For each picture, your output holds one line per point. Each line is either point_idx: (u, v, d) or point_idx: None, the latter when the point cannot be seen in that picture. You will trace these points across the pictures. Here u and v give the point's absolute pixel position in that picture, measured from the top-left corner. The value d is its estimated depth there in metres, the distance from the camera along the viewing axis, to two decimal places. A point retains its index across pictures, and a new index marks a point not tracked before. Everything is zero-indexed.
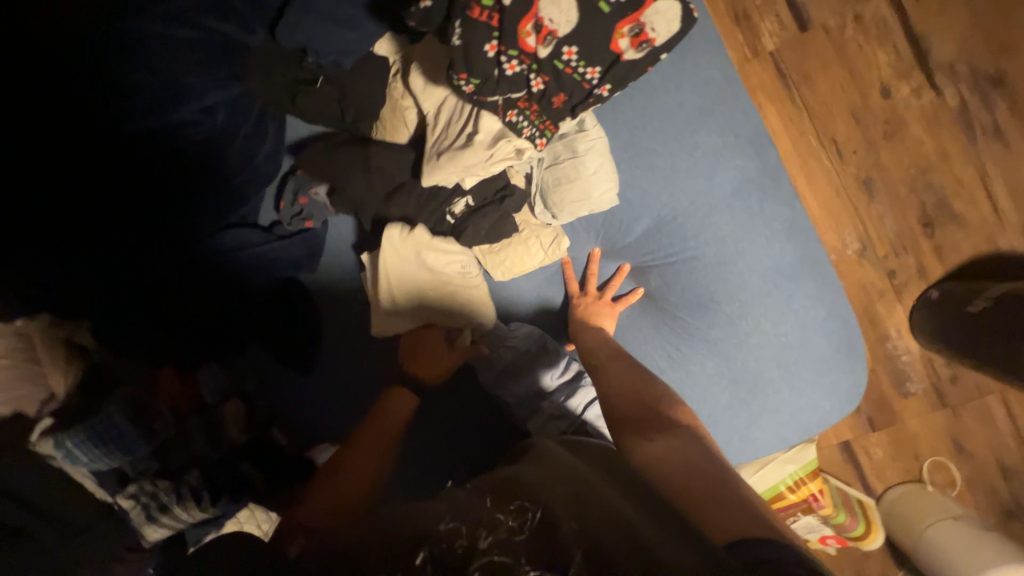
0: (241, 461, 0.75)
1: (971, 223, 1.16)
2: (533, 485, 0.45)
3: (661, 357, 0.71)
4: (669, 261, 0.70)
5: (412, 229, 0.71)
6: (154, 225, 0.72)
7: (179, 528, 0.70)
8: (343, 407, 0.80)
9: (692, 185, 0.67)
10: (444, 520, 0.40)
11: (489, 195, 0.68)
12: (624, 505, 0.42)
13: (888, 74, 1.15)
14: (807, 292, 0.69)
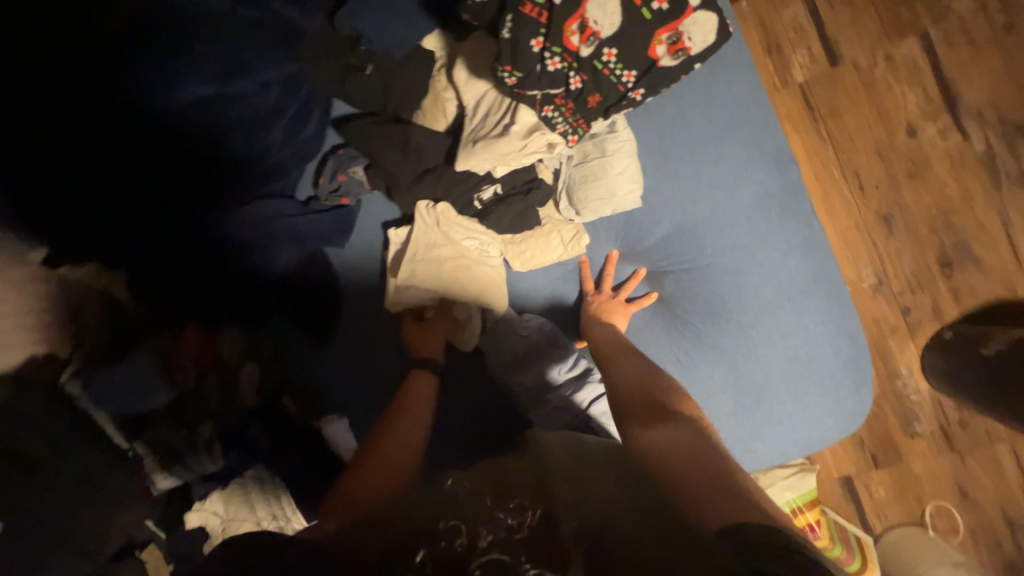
0: (253, 420, 0.80)
1: (991, 268, 1.15)
2: (529, 485, 0.47)
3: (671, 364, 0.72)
4: (684, 267, 0.72)
5: (437, 207, 0.74)
6: (201, 187, 0.76)
7: (191, 478, 0.75)
8: (355, 381, 0.83)
9: (712, 194, 0.70)
10: (447, 514, 0.42)
11: (517, 186, 0.73)
12: (621, 502, 0.44)
13: (915, 113, 1.16)
14: (817, 308, 0.70)
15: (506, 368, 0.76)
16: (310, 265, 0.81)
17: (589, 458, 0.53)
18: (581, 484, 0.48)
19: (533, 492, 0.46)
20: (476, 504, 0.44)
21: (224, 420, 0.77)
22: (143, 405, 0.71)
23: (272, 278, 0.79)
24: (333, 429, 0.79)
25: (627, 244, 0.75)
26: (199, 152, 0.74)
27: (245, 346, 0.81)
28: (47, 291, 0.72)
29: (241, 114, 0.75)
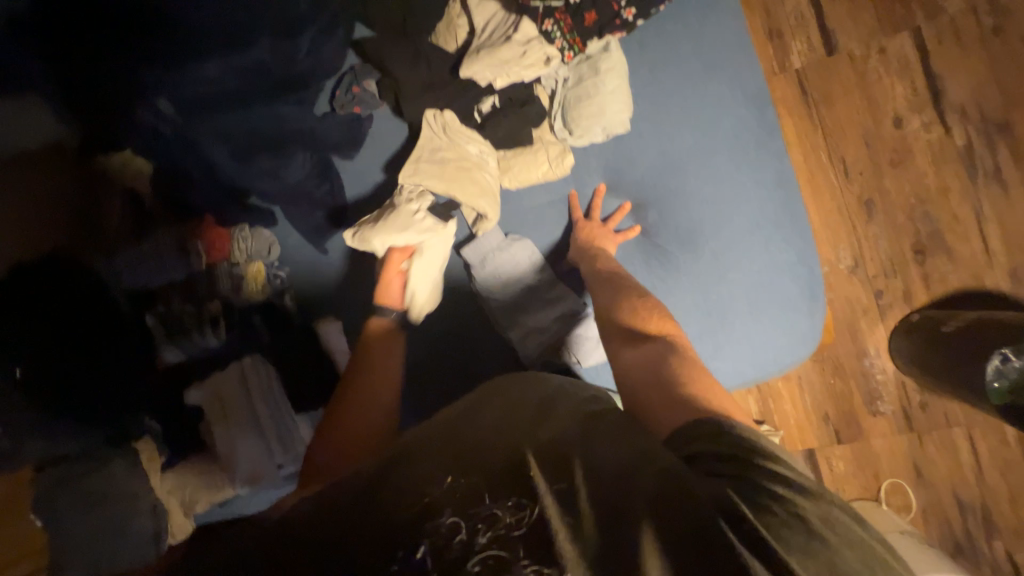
0: (253, 310, 0.87)
1: (960, 257, 1.23)
2: (525, 470, 0.47)
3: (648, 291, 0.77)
4: (665, 196, 0.77)
5: (442, 113, 0.77)
6: (232, 83, 0.82)
7: (191, 354, 0.86)
8: (352, 288, 0.89)
9: (695, 125, 0.76)
10: (447, 510, 0.45)
11: (515, 102, 0.78)
12: (606, 482, 0.47)
13: (902, 105, 1.23)
14: (782, 236, 0.75)
15: (496, 288, 0.80)
16: (320, 172, 0.87)
17: (570, 417, 0.53)
18: (567, 453, 0.49)
19: (520, 476, 0.46)
20: (472, 495, 0.46)
21: (227, 304, 0.86)
22: (162, 279, 0.84)
23: (283, 182, 0.85)
24: (328, 329, 0.87)
25: (616, 172, 0.79)
26: (229, 52, 0.81)
27: (253, 246, 0.87)
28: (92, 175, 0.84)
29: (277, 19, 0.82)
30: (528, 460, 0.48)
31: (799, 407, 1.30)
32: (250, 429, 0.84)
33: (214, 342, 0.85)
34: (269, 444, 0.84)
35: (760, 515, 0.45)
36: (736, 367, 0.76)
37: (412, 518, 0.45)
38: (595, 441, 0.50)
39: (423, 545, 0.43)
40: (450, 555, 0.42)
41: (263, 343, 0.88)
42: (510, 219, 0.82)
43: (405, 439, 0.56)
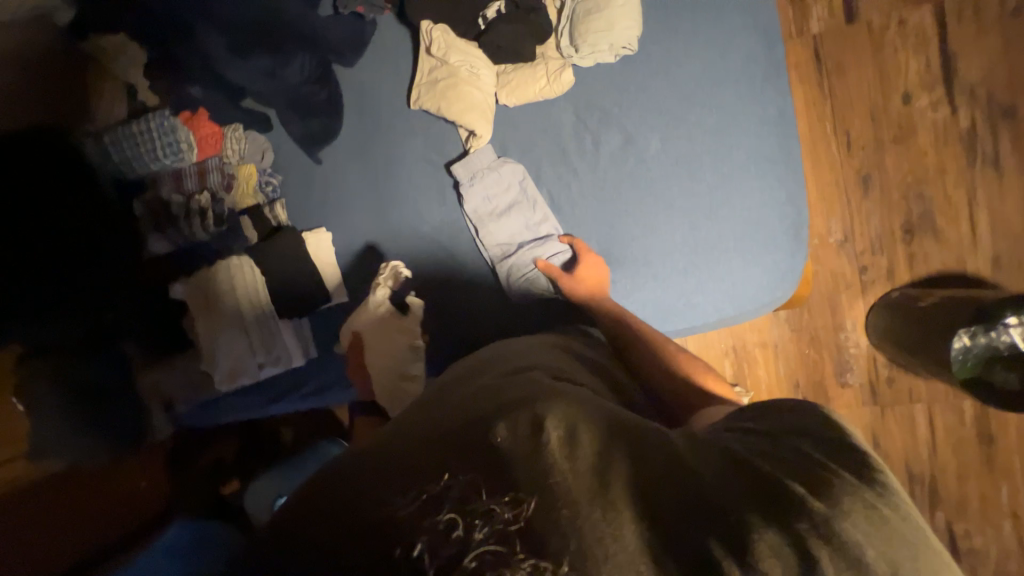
0: (243, 211, 0.87)
1: (946, 239, 1.25)
2: (524, 464, 0.44)
3: (639, 227, 0.75)
4: (666, 124, 0.74)
5: (437, 25, 0.76)
6: None
7: (180, 244, 0.86)
8: (340, 199, 0.88)
9: (703, 53, 0.73)
10: (443, 507, 0.42)
11: (522, 9, 0.73)
12: (605, 471, 0.45)
13: (914, 82, 1.22)
14: (777, 175, 0.73)
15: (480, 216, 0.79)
16: (319, 74, 0.85)
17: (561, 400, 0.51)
18: (558, 440, 0.46)
19: (515, 467, 0.44)
20: (469, 491, 0.43)
21: (215, 199, 0.84)
22: (152, 168, 0.84)
23: (280, 82, 0.83)
24: (318, 239, 0.87)
25: (621, 94, 0.75)
26: None
27: (248, 148, 0.87)
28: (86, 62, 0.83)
29: None
30: (521, 452, 0.45)
31: (772, 374, 1.33)
32: (233, 333, 0.86)
33: (201, 234, 0.84)
34: (253, 350, 0.87)
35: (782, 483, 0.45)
36: (718, 306, 0.75)
37: (406, 516, 0.42)
38: (590, 428, 0.48)
39: (418, 541, 0.41)
40: (446, 553, 0.40)
41: (249, 246, 0.87)
42: (509, 136, 0.79)
43: (396, 428, 0.54)
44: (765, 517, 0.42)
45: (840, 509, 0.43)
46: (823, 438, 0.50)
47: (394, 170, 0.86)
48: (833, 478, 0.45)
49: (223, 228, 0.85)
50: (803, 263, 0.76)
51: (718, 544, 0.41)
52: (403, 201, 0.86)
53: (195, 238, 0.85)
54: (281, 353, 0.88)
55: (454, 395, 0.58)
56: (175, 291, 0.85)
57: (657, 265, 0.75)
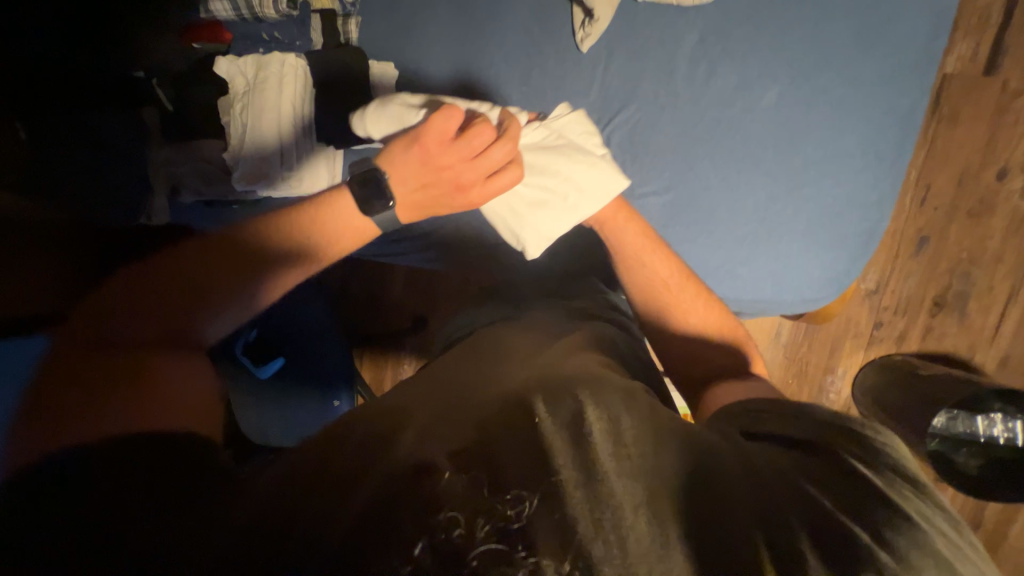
0: (315, 11, 0.79)
1: (968, 325, 1.24)
2: (547, 456, 0.37)
3: (717, 181, 0.71)
4: (791, 81, 0.68)
5: None
6: None
7: (239, 13, 0.78)
8: (417, 35, 0.79)
9: (861, 19, 0.67)
10: (441, 502, 0.34)
11: None
12: (641, 482, 0.37)
13: (1016, 161, 1.17)
14: (875, 174, 0.70)
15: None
16: None
17: (595, 393, 0.45)
18: (600, 433, 0.39)
19: (540, 455, 0.37)
20: (475, 482, 0.35)
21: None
22: None
23: None
24: (383, 74, 0.79)
25: (756, 30, 0.68)
26: None
27: None
28: None
29: None
30: (553, 436, 0.39)
31: None
32: (279, 116, 0.78)
33: (271, 14, 0.77)
34: (280, 135, 0.79)
35: (827, 505, 0.38)
36: (759, 284, 0.73)
37: (404, 507, 0.34)
38: (632, 429, 0.41)
39: (418, 546, 0.32)
40: (449, 545, 0.32)
41: (311, 51, 0.79)
42: (623, 35, 0.72)
43: (410, 401, 0.47)
44: (815, 542, 0.35)
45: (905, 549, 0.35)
46: (878, 456, 0.42)
47: (482, 24, 0.77)
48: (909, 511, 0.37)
49: (294, 15, 0.79)
50: (856, 274, 0.74)
51: (770, 558, 0.34)
52: (482, 61, 0.77)
53: (261, 17, 0.78)
54: (307, 173, 0.80)
55: (479, 376, 0.51)
56: (219, 67, 0.78)
57: (718, 223, 0.71)
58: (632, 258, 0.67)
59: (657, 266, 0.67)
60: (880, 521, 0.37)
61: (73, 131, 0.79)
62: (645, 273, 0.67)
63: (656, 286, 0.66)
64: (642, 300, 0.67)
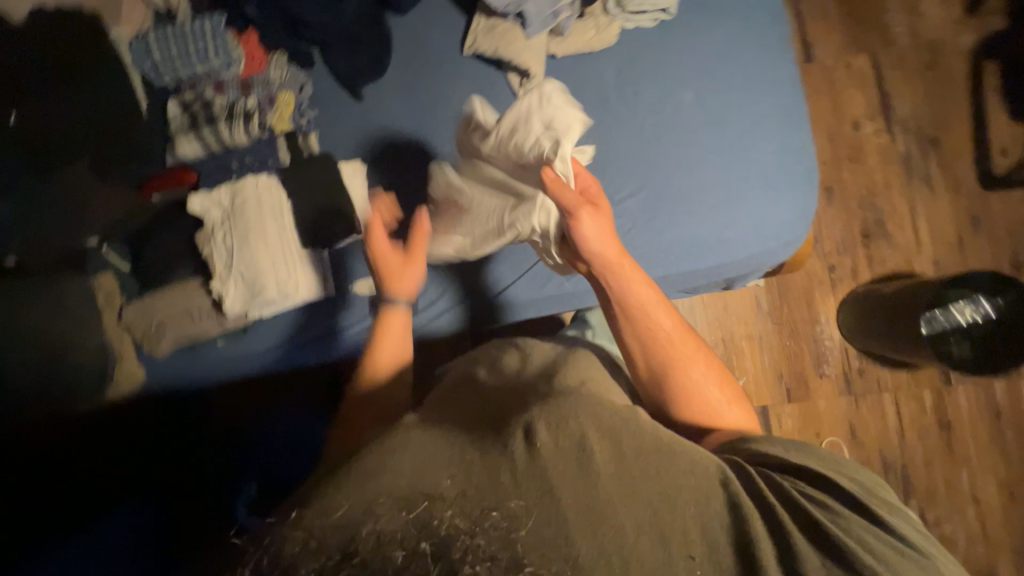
0: (279, 134, 0.85)
1: (898, 244, 1.43)
2: (547, 469, 0.42)
3: (676, 170, 0.81)
4: (699, 79, 0.82)
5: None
6: None
7: (207, 148, 0.82)
8: (377, 133, 0.88)
9: (729, 21, 0.82)
10: (436, 524, 0.36)
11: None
12: (634, 507, 0.42)
13: (861, 113, 1.45)
14: (797, 124, 0.81)
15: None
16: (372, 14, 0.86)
17: (609, 421, 0.47)
18: (598, 442, 0.45)
19: (542, 482, 0.41)
20: (479, 501, 0.39)
21: (257, 110, 0.82)
22: (192, 70, 0.80)
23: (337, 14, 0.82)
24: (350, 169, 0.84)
25: (656, 51, 0.82)
26: None
27: (287, 78, 0.86)
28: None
29: None
30: (556, 469, 0.42)
31: (757, 363, 1.44)
32: (259, 234, 0.79)
33: (241, 140, 0.81)
34: (264, 252, 0.79)
35: (798, 497, 0.48)
36: (745, 240, 0.81)
37: (406, 520, 0.36)
38: (632, 443, 0.46)
39: (423, 543, 0.34)
40: (453, 545, 0.35)
41: (281, 166, 0.83)
42: (556, 84, 0.84)
43: (430, 428, 0.50)
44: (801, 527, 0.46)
45: (868, 533, 0.46)
46: (851, 474, 0.54)
47: (435, 107, 0.88)
48: (876, 515, 0.48)
49: (263, 137, 0.83)
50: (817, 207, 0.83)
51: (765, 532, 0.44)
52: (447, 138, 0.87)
53: (231, 146, 0.82)
54: (301, 279, 0.81)
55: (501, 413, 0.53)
56: (192, 205, 0.79)
57: (690, 202, 0.81)
58: (638, 309, 0.71)
59: (658, 318, 0.71)
60: (846, 515, 0.48)
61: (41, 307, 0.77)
62: (647, 320, 0.70)
63: (659, 337, 0.70)
64: (648, 352, 0.70)
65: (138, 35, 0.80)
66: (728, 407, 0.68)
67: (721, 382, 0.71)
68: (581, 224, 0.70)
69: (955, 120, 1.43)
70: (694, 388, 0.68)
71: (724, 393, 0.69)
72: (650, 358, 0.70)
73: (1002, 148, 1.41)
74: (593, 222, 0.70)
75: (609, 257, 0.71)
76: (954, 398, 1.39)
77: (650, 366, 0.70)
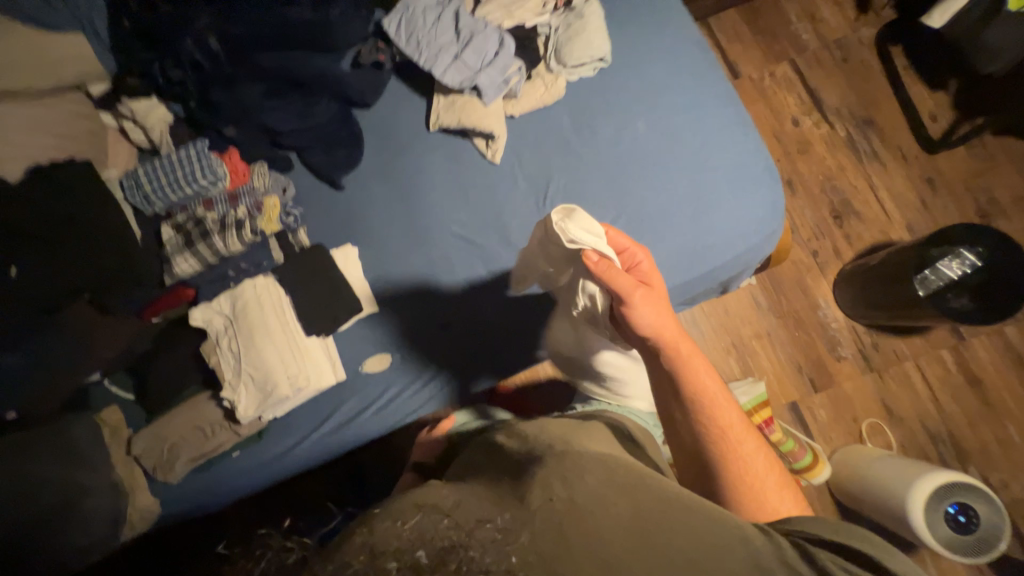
0: (271, 235, 0.89)
1: (868, 218, 1.49)
2: (568, 503, 0.44)
3: (647, 192, 0.86)
4: (647, 110, 0.89)
5: (450, 71, 0.85)
6: (260, 24, 0.86)
7: (204, 263, 0.84)
8: (362, 217, 0.93)
9: (660, 57, 0.91)
10: (432, 539, 0.37)
11: (530, 63, 0.90)
12: (651, 559, 0.39)
13: (796, 111, 1.58)
14: (745, 129, 0.87)
15: (428, 54, 0.86)
16: (341, 112, 0.93)
17: (628, 474, 0.50)
18: (617, 493, 0.46)
19: (544, 519, 0.41)
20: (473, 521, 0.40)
21: (246, 216, 0.86)
22: (182, 194, 0.84)
23: (311, 121, 0.91)
24: (346, 253, 0.89)
25: (603, 94, 0.90)
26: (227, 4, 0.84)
27: (271, 183, 0.91)
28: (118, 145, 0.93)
29: None
30: (569, 515, 0.42)
31: (774, 360, 1.44)
32: (263, 342, 0.79)
33: (235, 248, 0.84)
34: (270, 356, 0.79)
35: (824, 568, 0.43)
36: (728, 243, 0.84)
37: (404, 528, 0.38)
38: (645, 496, 0.46)
39: (419, 553, 0.35)
40: (438, 544, 0.36)
41: (276, 265, 0.87)
42: (519, 141, 0.91)
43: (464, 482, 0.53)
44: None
45: None
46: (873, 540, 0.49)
47: (412, 183, 0.93)
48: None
49: (257, 240, 0.86)
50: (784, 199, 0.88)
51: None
52: (428, 207, 0.92)
53: (227, 255, 0.84)
54: (310, 370, 0.81)
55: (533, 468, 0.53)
56: (194, 319, 0.80)
57: (667, 218, 0.85)
58: (706, 401, 0.66)
59: (722, 412, 0.66)
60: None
61: (56, 452, 0.77)
62: (710, 416, 0.66)
63: (721, 430, 0.66)
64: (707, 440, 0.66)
65: (128, 173, 0.85)
66: (782, 495, 0.65)
67: (773, 467, 0.67)
68: (636, 309, 0.65)
69: (882, 100, 1.55)
70: (746, 472, 0.65)
71: (776, 479, 0.65)
72: (708, 446, 0.66)
73: (932, 114, 1.52)
74: (647, 306, 0.66)
75: (667, 337, 0.66)
76: (972, 352, 1.39)
77: (706, 450, 0.66)
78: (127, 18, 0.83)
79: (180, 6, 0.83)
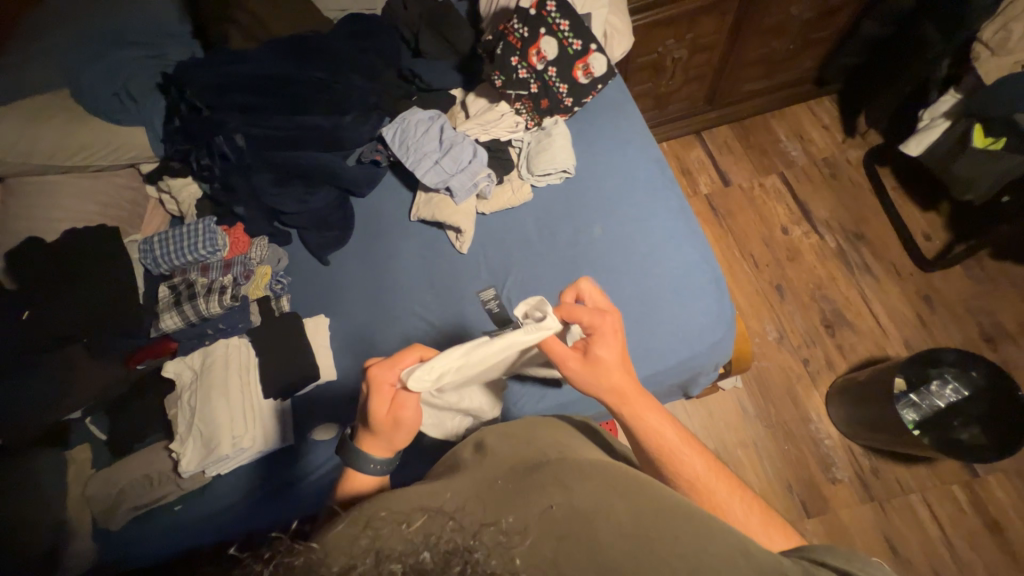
0: (253, 300, 0.99)
1: (862, 330, 1.45)
2: (574, 496, 0.41)
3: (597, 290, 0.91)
4: (604, 216, 0.97)
5: (428, 176, 0.98)
6: (283, 131, 1.05)
7: (188, 321, 0.93)
8: (340, 288, 1.02)
9: (620, 171, 1.01)
10: (440, 539, 0.36)
11: (503, 171, 1.03)
12: (654, 553, 0.36)
13: (786, 220, 1.62)
14: (694, 241, 0.94)
15: (414, 158, 1.00)
16: (340, 198, 1.07)
17: (632, 476, 0.45)
18: (622, 488, 0.42)
19: (553, 527, 0.38)
20: (473, 527, 0.38)
21: (234, 283, 0.98)
22: (184, 260, 0.97)
23: (309, 206, 1.04)
24: (317, 322, 0.97)
25: (565, 199, 1.00)
26: (260, 115, 1.05)
27: (267, 254, 1.04)
28: (146, 213, 1.08)
29: (309, 86, 1.06)
30: (569, 510, 0.39)
31: (760, 474, 1.33)
32: (221, 404, 0.85)
33: (214, 310, 0.93)
34: (225, 421, 0.84)
35: None
36: (672, 345, 0.88)
37: (409, 533, 0.36)
38: (652, 498, 0.42)
39: (424, 553, 0.34)
40: (443, 550, 0.34)
41: (251, 327, 0.97)
42: (488, 234, 1.00)
43: (454, 486, 0.47)
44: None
45: None
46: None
47: (390, 262, 1.03)
48: None
49: (236, 305, 0.96)
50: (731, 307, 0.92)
51: None
52: (398, 285, 1.00)
53: (208, 315, 0.94)
54: (256, 434, 0.86)
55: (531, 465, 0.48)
56: (168, 370, 0.90)
57: None
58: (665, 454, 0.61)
59: (683, 466, 0.60)
60: None
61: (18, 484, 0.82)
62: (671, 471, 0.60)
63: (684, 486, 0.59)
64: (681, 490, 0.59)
65: (145, 239, 0.99)
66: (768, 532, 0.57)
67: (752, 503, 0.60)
68: (572, 378, 0.64)
69: (872, 217, 1.59)
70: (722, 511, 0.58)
71: (759, 517, 0.59)
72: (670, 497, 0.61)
73: (925, 234, 1.54)
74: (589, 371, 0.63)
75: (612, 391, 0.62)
76: (986, 488, 1.26)
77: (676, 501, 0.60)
78: (177, 118, 1.03)
79: (224, 113, 1.03)
